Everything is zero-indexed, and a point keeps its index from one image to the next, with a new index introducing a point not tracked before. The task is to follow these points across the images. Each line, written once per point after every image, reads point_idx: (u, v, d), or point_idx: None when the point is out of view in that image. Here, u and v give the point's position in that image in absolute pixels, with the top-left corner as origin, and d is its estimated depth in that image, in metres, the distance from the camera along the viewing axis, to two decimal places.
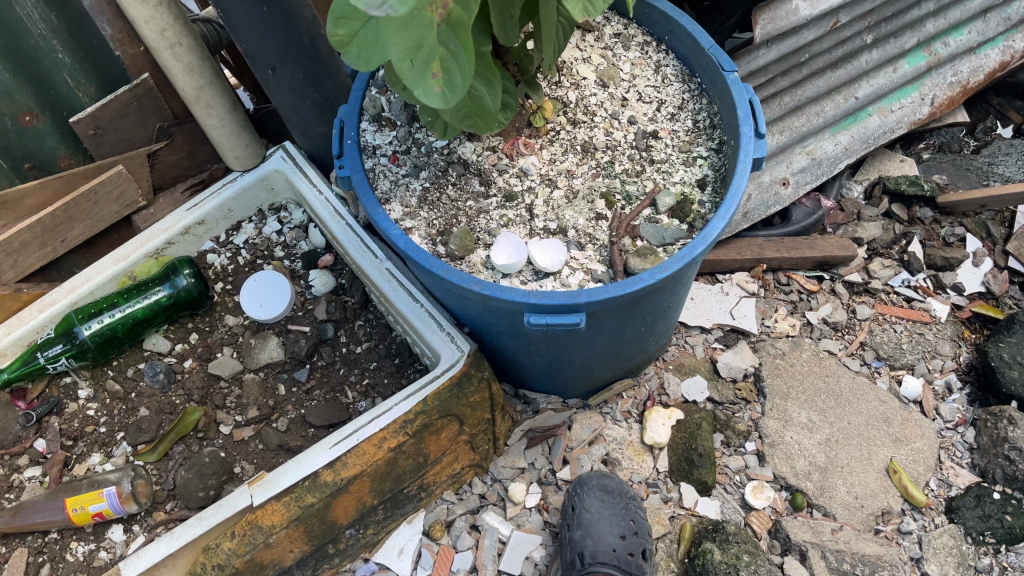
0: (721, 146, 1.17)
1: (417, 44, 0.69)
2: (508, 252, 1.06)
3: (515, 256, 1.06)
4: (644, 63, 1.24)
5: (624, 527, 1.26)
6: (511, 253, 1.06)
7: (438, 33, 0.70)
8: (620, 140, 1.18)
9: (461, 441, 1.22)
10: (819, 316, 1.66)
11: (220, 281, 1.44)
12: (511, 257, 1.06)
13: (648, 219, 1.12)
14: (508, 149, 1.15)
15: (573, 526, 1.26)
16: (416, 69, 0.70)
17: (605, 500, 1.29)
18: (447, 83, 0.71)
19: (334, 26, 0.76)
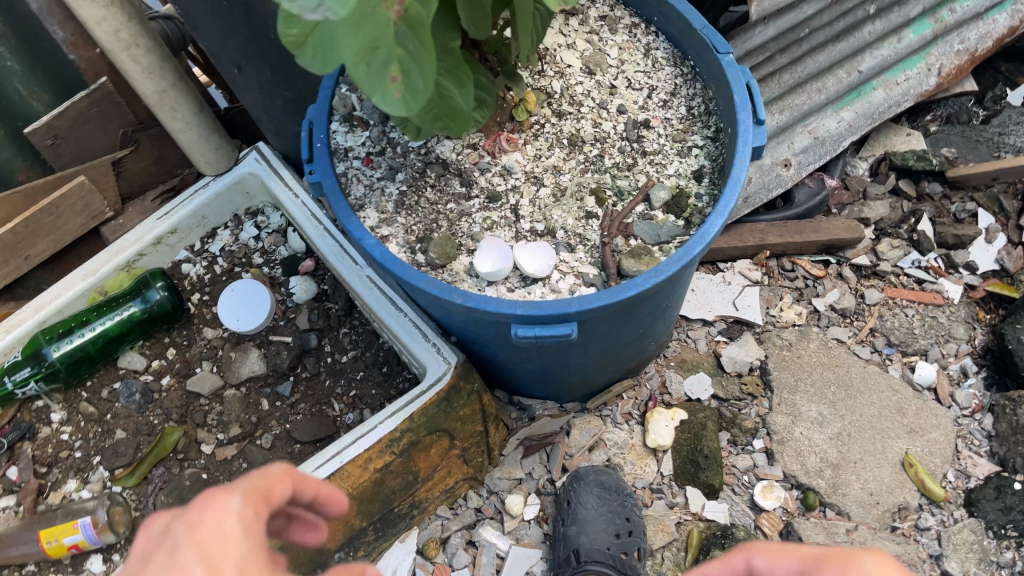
0: (717, 134, 1.09)
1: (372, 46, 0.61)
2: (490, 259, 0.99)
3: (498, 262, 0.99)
4: (633, 47, 1.17)
5: (618, 525, 1.21)
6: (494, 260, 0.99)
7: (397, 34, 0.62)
8: (609, 131, 1.10)
9: (453, 456, 1.16)
10: (827, 303, 1.59)
11: (196, 291, 1.38)
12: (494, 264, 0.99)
13: (641, 216, 1.05)
14: (490, 146, 1.08)
15: (567, 521, 1.22)
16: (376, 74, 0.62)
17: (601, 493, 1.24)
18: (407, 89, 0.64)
19: (282, 25, 0.60)
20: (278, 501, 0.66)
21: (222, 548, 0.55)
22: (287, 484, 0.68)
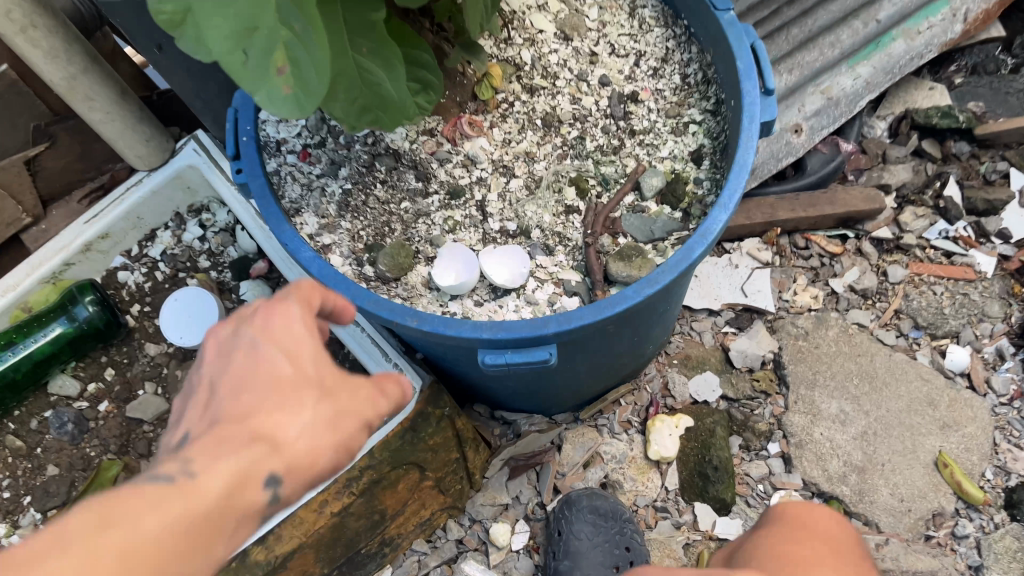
0: (718, 106, 0.92)
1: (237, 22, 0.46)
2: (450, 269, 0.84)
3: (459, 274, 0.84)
4: (616, 6, 0.99)
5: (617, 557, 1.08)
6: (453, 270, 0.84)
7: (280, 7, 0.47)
8: (590, 108, 0.94)
9: (426, 488, 1.01)
10: (845, 284, 1.42)
11: (135, 303, 1.22)
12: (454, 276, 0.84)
13: (631, 208, 0.89)
14: (449, 132, 0.91)
15: (559, 554, 1.08)
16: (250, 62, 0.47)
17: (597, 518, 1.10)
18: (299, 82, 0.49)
19: None
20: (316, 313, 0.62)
21: (296, 350, 0.58)
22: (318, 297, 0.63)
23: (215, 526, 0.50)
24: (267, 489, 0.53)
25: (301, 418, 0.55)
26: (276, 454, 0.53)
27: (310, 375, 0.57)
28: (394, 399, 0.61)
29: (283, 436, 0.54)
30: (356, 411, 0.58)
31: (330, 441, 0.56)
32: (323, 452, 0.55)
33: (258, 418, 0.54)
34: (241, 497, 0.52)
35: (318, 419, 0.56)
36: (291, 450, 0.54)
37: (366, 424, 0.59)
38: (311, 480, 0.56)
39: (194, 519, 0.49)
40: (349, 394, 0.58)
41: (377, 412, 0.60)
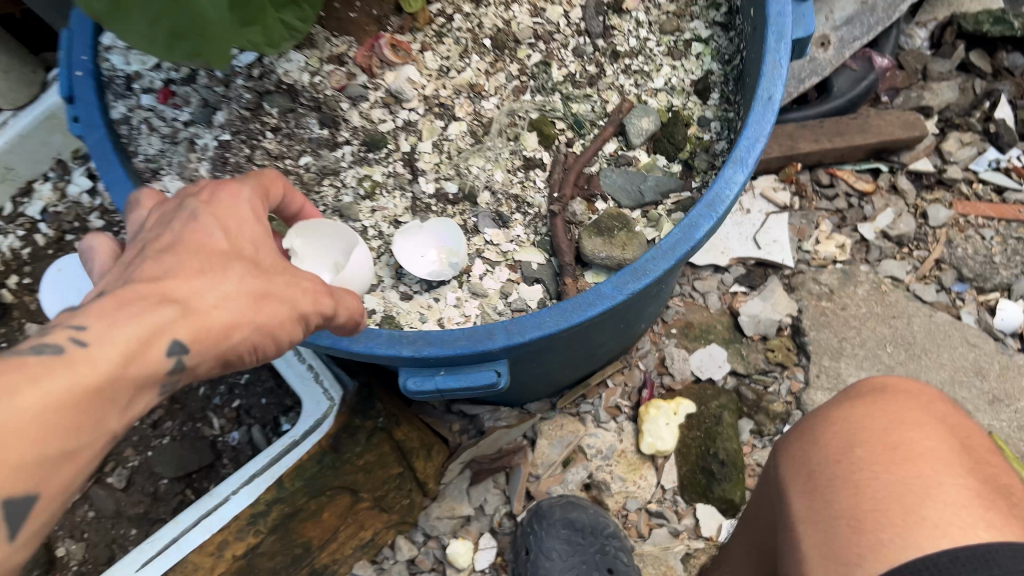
0: (731, 18, 0.78)
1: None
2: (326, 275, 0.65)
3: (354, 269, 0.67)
4: None
5: None
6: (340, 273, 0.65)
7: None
8: (558, 24, 0.80)
9: (361, 511, 0.81)
10: (877, 229, 1.19)
11: (12, 273, 0.99)
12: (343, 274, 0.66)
13: (612, 161, 0.75)
14: (364, 60, 0.77)
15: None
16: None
17: (574, 539, 0.91)
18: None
19: None
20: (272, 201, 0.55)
21: (244, 227, 0.48)
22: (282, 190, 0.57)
23: (101, 411, 0.37)
24: (171, 357, 0.40)
25: (231, 285, 0.44)
26: (195, 316, 0.41)
27: (246, 244, 0.47)
28: (350, 305, 0.53)
29: (198, 300, 0.42)
30: (288, 300, 0.48)
31: (251, 318, 0.44)
32: (252, 324, 0.45)
33: (176, 278, 0.42)
34: (157, 364, 0.39)
35: (253, 288, 0.45)
36: (211, 319, 0.42)
37: (293, 323, 0.48)
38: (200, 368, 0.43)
39: (105, 388, 0.37)
40: (281, 281, 0.47)
41: (335, 321, 0.53)
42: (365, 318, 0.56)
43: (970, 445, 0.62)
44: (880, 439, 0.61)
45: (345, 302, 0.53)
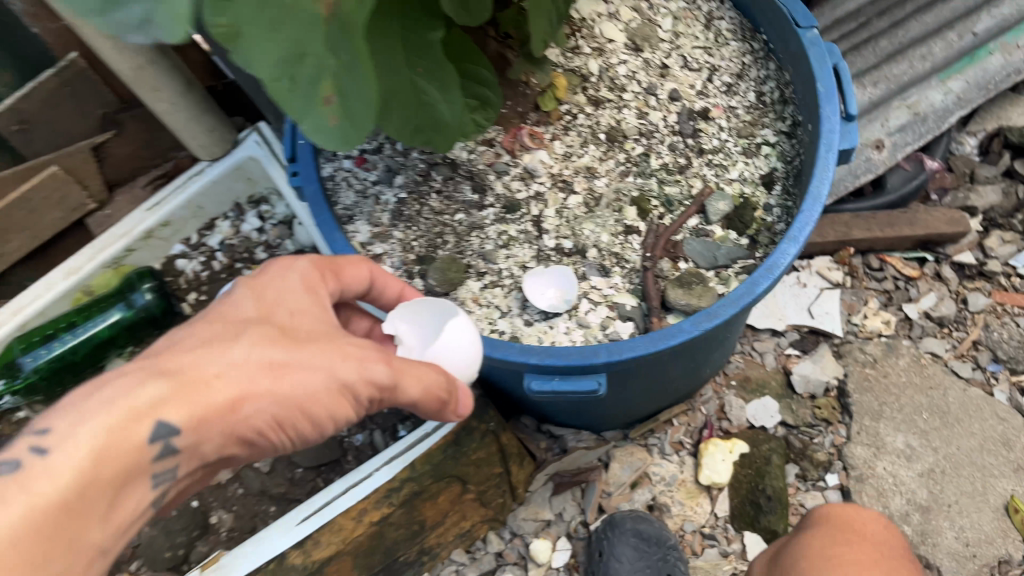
0: (795, 129, 0.86)
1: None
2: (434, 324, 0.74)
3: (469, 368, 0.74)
4: (691, 16, 0.93)
5: None
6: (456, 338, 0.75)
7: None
8: (657, 123, 0.89)
9: (466, 500, 1.00)
10: (920, 310, 1.35)
11: (193, 291, 1.23)
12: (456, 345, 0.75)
13: (695, 233, 0.84)
14: (509, 144, 0.88)
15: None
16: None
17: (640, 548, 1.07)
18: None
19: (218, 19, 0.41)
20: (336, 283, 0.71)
21: (277, 304, 0.65)
22: (359, 270, 0.73)
23: (98, 500, 0.51)
24: (159, 429, 0.53)
25: (235, 365, 0.58)
26: (190, 387, 0.55)
27: (271, 328, 0.62)
28: (424, 380, 0.66)
29: (201, 372, 0.56)
30: (323, 371, 0.62)
31: (260, 388, 0.58)
32: (262, 395, 0.58)
33: (182, 366, 0.56)
34: (145, 451, 0.53)
35: (261, 360, 0.59)
36: (213, 395, 0.56)
37: (333, 391, 0.62)
38: (212, 436, 0.57)
39: (95, 478, 0.50)
40: (302, 356, 0.61)
41: (404, 390, 0.66)
42: (445, 393, 0.68)
43: (884, 553, 0.91)
44: (818, 557, 0.90)
45: (399, 367, 0.65)
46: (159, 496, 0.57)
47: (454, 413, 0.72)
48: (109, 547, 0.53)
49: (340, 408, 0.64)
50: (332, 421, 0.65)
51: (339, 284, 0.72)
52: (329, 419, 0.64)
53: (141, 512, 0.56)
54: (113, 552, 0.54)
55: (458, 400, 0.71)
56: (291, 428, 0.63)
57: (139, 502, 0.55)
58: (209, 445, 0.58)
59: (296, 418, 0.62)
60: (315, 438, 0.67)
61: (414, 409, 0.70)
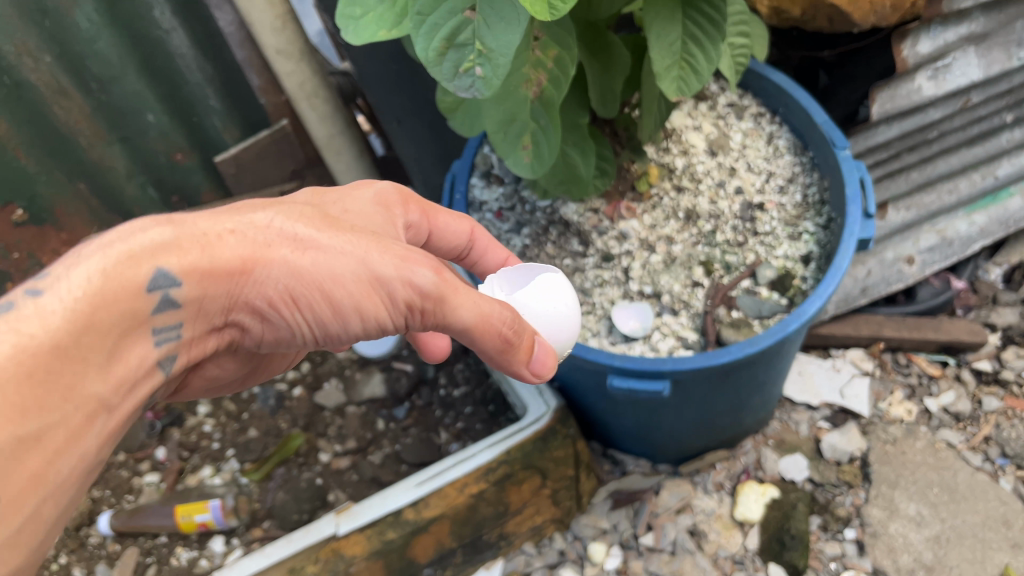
0: (829, 223, 1.12)
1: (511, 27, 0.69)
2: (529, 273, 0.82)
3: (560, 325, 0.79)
4: (756, 134, 1.22)
5: None
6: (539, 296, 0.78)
7: (533, 24, 0.72)
8: (724, 209, 1.16)
9: (543, 494, 1.23)
10: (939, 404, 1.56)
11: None
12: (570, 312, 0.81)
13: (746, 290, 1.10)
14: (610, 212, 1.16)
15: None
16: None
17: None
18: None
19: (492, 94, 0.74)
20: (394, 212, 0.80)
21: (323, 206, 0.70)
22: (410, 206, 0.82)
23: (96, 344, 0.55)
24: (153, 277, 0.57)
25: (249, 228, 0.62)
26: (198, 243, 0.59)
27: (307, 211, 0.66)
28: (477, 298, 0.65)
29: (210, 235, 0.60)
30: (355, 258, 0.63)
31: (273, 254, 0.62)
32: (274, 260, 0.62)
33: (192, 226, 0.60)
34: (146, 299, 0.57)
35: (281, 230, 0.63)
36: (223, 253, 0.60)
37: (361, 279, 0.63)
38: (218, 295, 0.61)
39: (93, 321, 0.54)
40: (325, 240, 0.63)
41: (443, 295, 0.64)
42: (508, 330, 0.65)
43: None
44: None
45: (436, 270, 0.64)
46: (164, 354, 0.62)
47: (520, 354, 0.68)
48: (113, 395, 0.57)
49: (369, 302, 0.64)
50: (364, 317, 0.66)
51: (411, 212, 0.83)
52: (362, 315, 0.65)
53: (144, 368, 0.60)
54: (117, 406, 0.58)
55: (526, 344, 0.68)
56: (310, 313, 0.65)
57: (141, 356, 0.60)
58: (214, 305, 0.62)
59: (315, 299, 0.64)
60: (343, 336, 0.69)
61: (474, 346, 0.67)
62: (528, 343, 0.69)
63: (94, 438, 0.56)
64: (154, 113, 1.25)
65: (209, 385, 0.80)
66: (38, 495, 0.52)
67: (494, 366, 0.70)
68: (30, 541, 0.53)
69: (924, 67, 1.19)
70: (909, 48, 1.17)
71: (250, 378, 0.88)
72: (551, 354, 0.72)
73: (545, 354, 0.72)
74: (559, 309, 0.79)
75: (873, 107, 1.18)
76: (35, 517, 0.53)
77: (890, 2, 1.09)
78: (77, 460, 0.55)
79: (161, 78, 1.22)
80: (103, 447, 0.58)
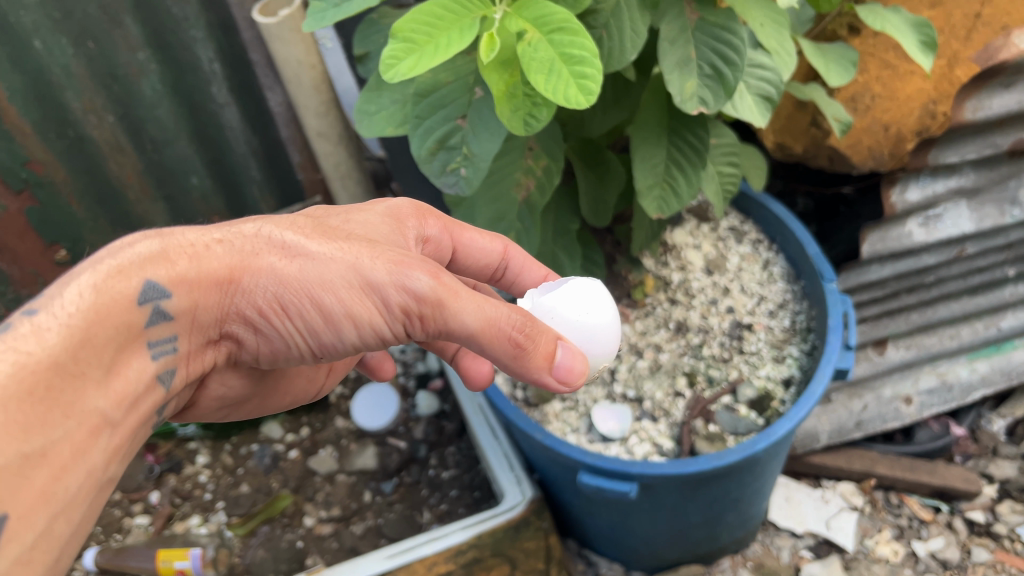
0: (813, 350, 1.16)
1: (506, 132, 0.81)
2: (568, 280, 0.75)
3: (588, 333, 0.70)
4: (753, 258, 1.29)
5: None
6: (551, 302, 0.71)
7: (528, 136, 0.83)
8: (714, 325, 1.22)
9: None
10: (927, 549, 1.50)
11: (341, 384, 1.61)
12: (600, 328, 0.71)
13: (725, 406, 1.12)
14: None
15: None
16: (528, 73, 0.57)
17: None
18: (596, 94, 0.54)
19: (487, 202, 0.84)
20: (408, 228, 0.74)
21: (321, 216, 0.69)
22: (427, 218, 0.76)
23: (93, 359, 0.55)
24: (143, 287, 0.58)
25: (237, 239, 0.64)
26: (187, 257, 0.62)
27: (301, 220, 0.67)
28: (481, 300, 0.61)
29: (198, 249, 0.62)
30: (346, 263, 0.63)
31: (261, 263, 0.63)
32: (261, 269, 0.63)
33: (180, 240, 0.63)
34: (138, 311, 0.58)
35: (269, 238, 0.64)
36: (210, 263, 0.62)
37: (351, 283, 0.63)
38: (210, 304, 0.64)
39: (89, 335, 0.54)
40: (314, 247, 0.64)
41: (443, 301, 0.61)
42: (517, 333, 0.61)
43: None
44: None
45: (434, 271, 0.62)
46: (163, 367, 0.63)
47: (539, 358, 0.62)
48: (114, 411, 0.57)
49: (363, 307, 0.63)
50: (359, 323, 0.65)
51: (430, 226, 0.76)
52: (356, 320, 0.64)
53: (145, 381, 0.61)
54: (120, 424, 0.58)
55: (545, 347, 0.63)
56: (303, 321, 0.65)
57: (142, 369, 0.60)
58: (206, 316, 0.64)
59: (306, 306, 0.64)
60: (339, 348, 0.69)
61: (486, 354, 0.63)
62: (547, 345, 0.63)
63: (101, 452, 0.56)
64: (198, 176, 1.36)
65: (220, 404, 0.82)
66: (50, 514, 0.51)
67: (517, 376, 0.65)
68: (46, 559, 0.51)
69: (916, 214, 1.31)
70: (899, 195, 1.28)
71: (272, 402, 0.90)
72: (580, 357, 0.65)
73: (572, 358, 0.64)
74: (575, 317, 0.70)
75: (866, 246, 1.29)
76: (49, 533, 0.51)
77: (887, 150, 1.16)
78: (87, 474, 0.55)
79: (210, 146, 1.34)
80: (110, 464, 0.58)
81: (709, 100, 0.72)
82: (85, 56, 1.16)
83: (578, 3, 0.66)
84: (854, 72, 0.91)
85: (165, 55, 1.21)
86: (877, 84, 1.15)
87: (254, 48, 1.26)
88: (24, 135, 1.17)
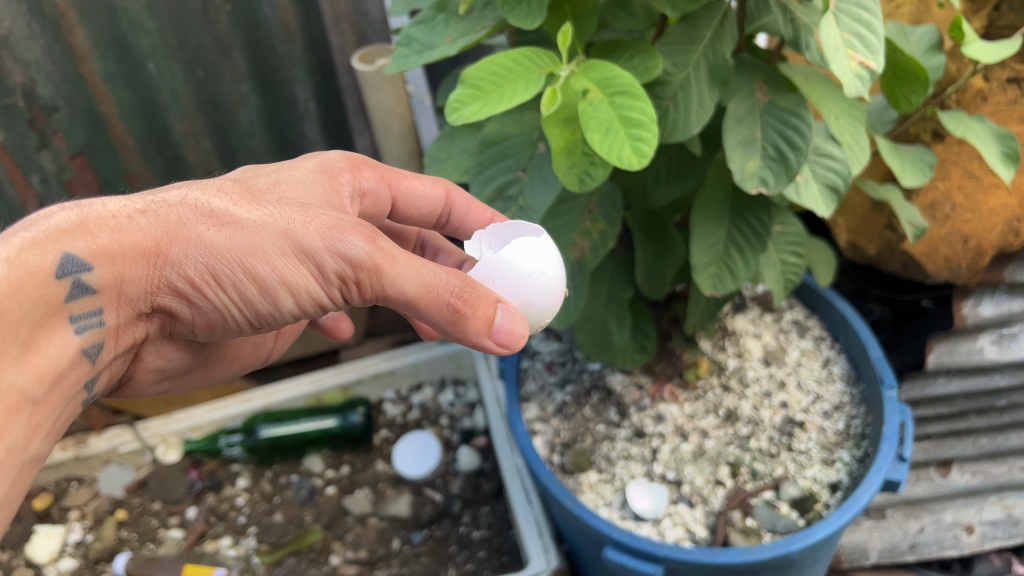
0: (866, 457, 1.11)
1: (564, 191, 0.83)
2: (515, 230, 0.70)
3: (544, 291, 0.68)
4: (814, 354, 1.27)
5: None
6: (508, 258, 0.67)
7: (587, 200, 0.85)
8: (765, 418, 1.19)
9: None
10: None
11: (386, 427, 1.63)
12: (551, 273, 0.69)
13: (766, 501, 1.08)
14: (654, 391, 1.24)
15: None
16: (585, 131, 0.58)
17: None
18: (648, 157, 0.55)
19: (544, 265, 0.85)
20: (341, 182, 0.76)
21: (250, 180, 0.71)
22: (361, 171, 0.79)
23: (11, 334, 0.59)
24: (60, 265, 0.63)
25: (161, 211, 0.66)
26: (104, 231, 0.65)
27: (229, 187, 0.69)
28: (419, 267, 0.63)
29: (117, 223, 0.66)
30: (278, 230, 0.65)
31: (187, 233, 0.65)
32: (187, 239, 0.65)
33: (102, 212, 0.66)
34: (57, 285, 0.62)
35: (198, 207, 0.66)
36: (134, 234, 0.65)
37: (284, 250, 0.64)
38: (137, 277, 0.67)
39: (7, 308, 0.59)
40: (243, 215, 0.66)
41: (375, 271, 0.63)
42: (454, 298, 0.62)
43: None
44: None
45: (358, 234, 0.63)
46: (88, 341, 0.67)
47: (479, 324, 0.63)
48: (35, 387, 0.62)
49: (298, 275, 0.65)
50: (296, 291, 0.67)
51: (365, 179, 0.79)
52: (292, 287, 0.66)
53: (69, 356, 0.66)
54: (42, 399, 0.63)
55: (485, 311, 0.63)
56: (237, 292, 0.67)
57: (64, 344, 0.65)
58: (134, 290, 0.67)
59: (238, 275, 0.66)
60: (274, 316, 0.71)
61: (428, 321, 0.65)
62: (487, 310, 0.63)
63: (20, 429, 0.61)
64: None
65: (163, 375, 0.86)
66: None
67: (461, 343, 0.66)
68: None
69: (988, 330, 1.29)
70: (971, 308, 1.28)
71: (219, 370, 0.95)
72: (521, 321, 0.65)
73: (513, 322, 0.65)
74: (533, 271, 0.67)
75: (930, 354, 1.29)
76: None
77: (965, 263, 1.13)
78: (8, 451, 0.60)
79: None
80: (33, 441, 0.63)
81: (770, 180, 0.72)
82: (192, 83, 1.24)
83: (648, 72, 0.67)
84: (929, 174, 0.90)
85: (265, 90, 1.28)
86: (957, 193, 1.13)
87: (349, 94, 1.31)
88: (127, 149, 1.28)
